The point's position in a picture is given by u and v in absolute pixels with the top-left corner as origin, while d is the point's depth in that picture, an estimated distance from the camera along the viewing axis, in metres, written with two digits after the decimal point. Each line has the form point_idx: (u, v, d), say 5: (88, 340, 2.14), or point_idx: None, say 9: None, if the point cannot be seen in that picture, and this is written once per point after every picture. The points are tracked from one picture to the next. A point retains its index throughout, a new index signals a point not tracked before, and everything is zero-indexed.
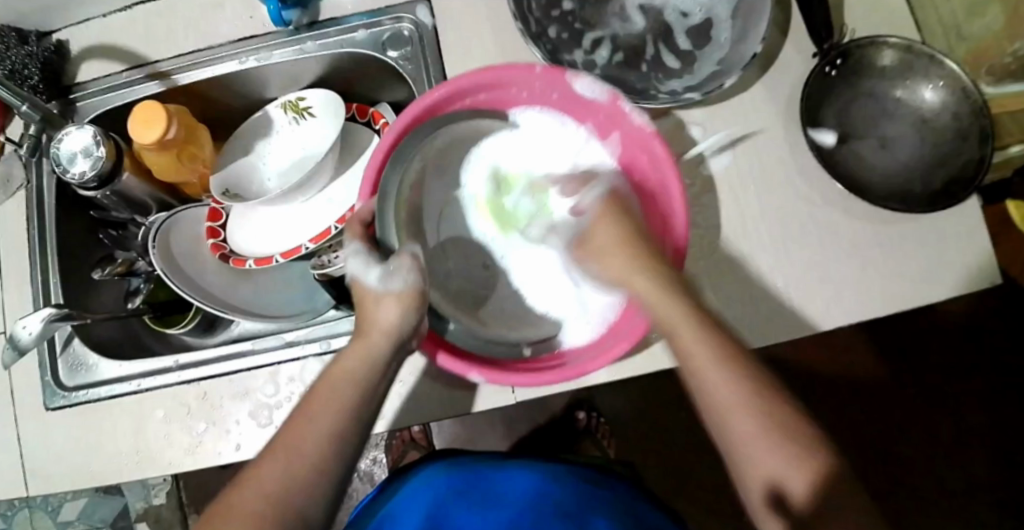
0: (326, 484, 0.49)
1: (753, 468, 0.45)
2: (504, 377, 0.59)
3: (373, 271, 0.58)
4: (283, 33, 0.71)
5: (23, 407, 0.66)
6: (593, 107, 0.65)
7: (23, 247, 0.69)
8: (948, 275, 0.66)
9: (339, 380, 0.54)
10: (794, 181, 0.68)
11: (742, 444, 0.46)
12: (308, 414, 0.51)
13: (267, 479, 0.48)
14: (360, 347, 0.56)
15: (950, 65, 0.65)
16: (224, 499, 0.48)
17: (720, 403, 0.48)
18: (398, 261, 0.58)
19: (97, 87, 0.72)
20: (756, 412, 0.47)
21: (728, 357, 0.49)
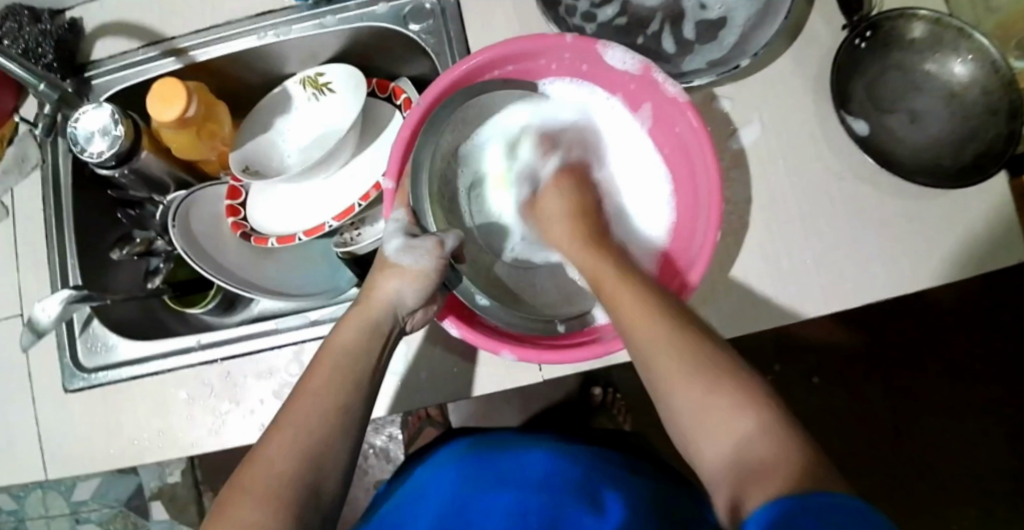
0: (332, 456, 0.49)
1: (709, 445, 0.45)
2: (530, 352, 0.58)
3: (396, 242, 0.59)
4: (302, 8, 0.70)
5: (40, 389, 0.65)
6: (625, 77, 0.65)
7: (39, 227, 0.68)
8: (988, 247, 0.63)
9: (338, 355, 0.54)
10: (824, 155, 0.67)
11: (704, 425, 0.45)
12: (308, 391, 0.51)
13: (274, 454, 0.48)
14: (358, 318, 0.56)
15: (979, 38, 0.64)
16: (236, 479, 0.48)
17: (664, 384, 0.48)
18: (423, 240, 0.59)
19: (112, 65, 0.71)
20: (712, 389, 0.46)
21: (681, 336, 0.49)
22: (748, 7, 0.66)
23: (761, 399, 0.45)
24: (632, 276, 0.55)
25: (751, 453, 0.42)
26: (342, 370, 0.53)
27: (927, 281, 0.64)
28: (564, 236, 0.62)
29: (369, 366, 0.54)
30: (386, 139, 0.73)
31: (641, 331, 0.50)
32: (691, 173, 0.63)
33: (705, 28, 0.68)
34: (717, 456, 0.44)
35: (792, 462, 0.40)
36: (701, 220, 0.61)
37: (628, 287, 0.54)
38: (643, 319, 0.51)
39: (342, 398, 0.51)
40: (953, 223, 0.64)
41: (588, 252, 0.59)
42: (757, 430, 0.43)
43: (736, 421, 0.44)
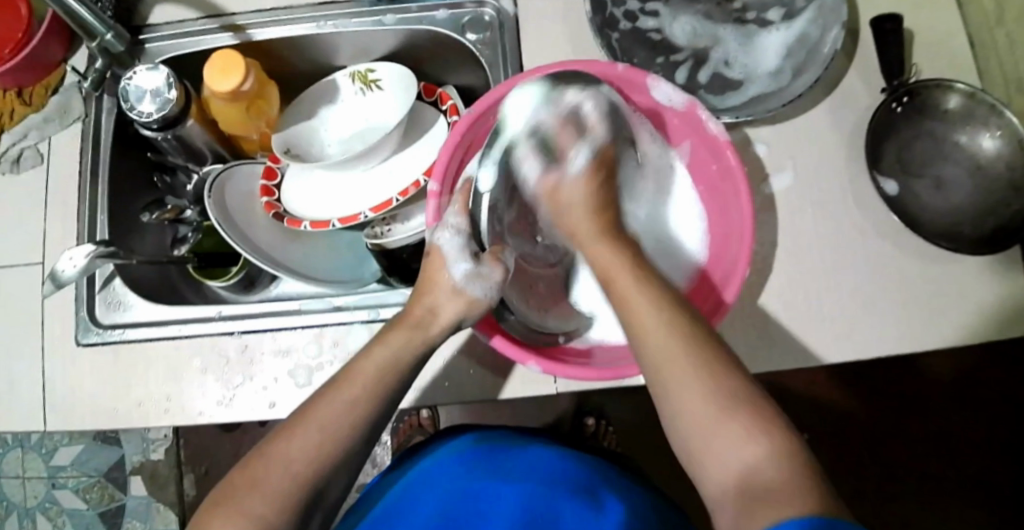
0: (345, 466, 0.48)
1: (715, 464, 0.44)
2: (562, 369, 0.57)
3: (461, 265, 0.59)
4: (365, 3, 0.71)
5: (51, 339, 0.64)
6: (670, 114, 0.66)
7: (72, 178, 0.68)
8: (999, 318, 0.64)
9: (382, 362, 0.52)
10: (852, 209, 0.68)
11: (714, 450, 0.44)
12: (341, 389, 0.50)
13: (293, 455, 0.47)
14: (408, 334, 0.55)
15: (1010, 116, 0.65)
16: (244, 468, 0.47)
17: (675, 396, 0.47)
18: (489, 269, 0.59)
19: (166, 31, 0.71)
20: (726, 413, 0.44)
21: (703, 347, 0.48)
22: (763, 85, 0.68)
23: (770, 424, 0.44)
24: (645, 276, 0.53)
25: (761, 481, 0.41)
26: (374, 382, 0.51)
27: (939, 343, 0.65)
28: (582, 223, 0.59)
29: (399, 383, 0.52)
30: (429, 141, 0.74)
31: (653, 344, 0.49)
32: (727, 216, 0.65)
33: (713, 79, 0.70)
34: (726, 482, 0.43)
35: (808, 493, 0.39)
36: (732, 252, 0.63)
37: (642, 289, 0.52)
38: (659, 330, 0.49)
39: (368, 408, 0.50)
40: (968, 289, 0.65)
41: (592, 232, 0.58)
42: (771, 459, 0.42)
43: (748, 445, 0.43)
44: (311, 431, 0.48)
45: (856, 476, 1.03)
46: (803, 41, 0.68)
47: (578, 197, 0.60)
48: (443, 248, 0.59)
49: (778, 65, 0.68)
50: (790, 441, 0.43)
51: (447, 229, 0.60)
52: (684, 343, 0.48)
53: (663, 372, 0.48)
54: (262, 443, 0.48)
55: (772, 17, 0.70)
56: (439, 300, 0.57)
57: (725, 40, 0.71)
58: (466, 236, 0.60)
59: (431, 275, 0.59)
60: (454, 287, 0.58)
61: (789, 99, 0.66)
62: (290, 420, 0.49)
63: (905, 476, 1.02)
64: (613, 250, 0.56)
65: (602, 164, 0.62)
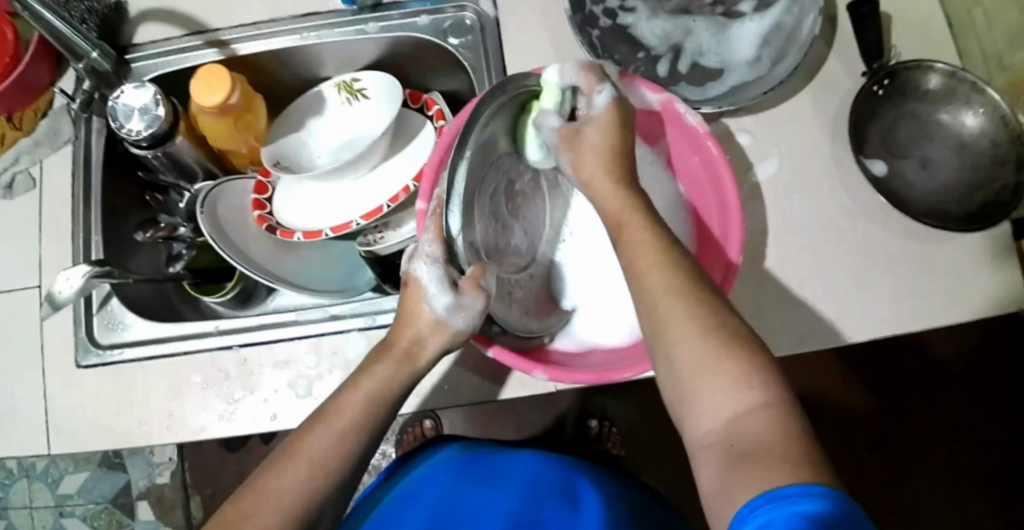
0: (336, 492, 0.50)
1: (702, 413, 0.43)
2: (567, 374, 0.56)
3: (442, 299, 0.54)
4: (345, 13, 0.72)
5: (53, 362, 0.65)
6: (647, 113, 0.66)
7: (65, 201, 0.68)
8: (988, 295, 0.65)
9: (368, 394, 0.53)
10: (839, 192, 0.68)
11: (706, 394, 0.43)
12: (327, 422, 0.51)
13: (286, 487, 0.48)
14: (395, 367, 0.54)
15: (992, 92, 0.66)
16: (234, 503, 0.48)
17: (669, 338, 0.46)
18: (471, 299, 0.53)
19: (149, 51, 0.72)
20: (716, 360, 0.43)
21: (695, 289, 0.47)
22: (744, 74, 0.69)
23: (763, 373, 0.43)
24: (659, 229, 0.51)
25: (748, 430, 0.40)
26: (364, 414, 0.52)
27: (932, 323, 0.65)
28: (602, 180, 0.55)
29: (388, 415, 0.54)
30: (417, 147, 0.75)
31: (660, 297, 0.47)
32: (710, 206, 0.65)
33: (693, 69, 0.71)
34: (713, 427, 0.42)
35: (794, 452, 0.38)
36: (721, 239, 0.63)
37: (651, 241, 0.50)
38: (663, 279, 0.48)
39: (358, 440, 0.51)
40: (955, 267, 0.66)
41: (611, 187, 0.54)
42: (760, 410, 0.41)
43: (738, 394, 0.42)
44: (300, 464, 0.49)
45: (859, 458, 1.03)
46: (780, 29, 0.69)
47: (597, 141, 0.56)
48: (423, 281, 0.55)
49: (756, 54, 0.69)
50: (780, 393, 0.42)
51: (423, 260, 0.55)
52: (688, 299, 0.46)
53: (658, 313, 0.47)
54: (252, 474, 0.49)
55: (743, 8, 0.71)
56: (421, 332, 0.55)
57: (698, 33, 0.72)
58: (445, 266, 0.54)
59: (411, 304, 0.56)
60: (436, 320, 0.55)
61: (771, 85, 0.67)
62: (281, 450, 0.50)
63: (905, 457, 1.03)
64: (617, 189, 0.54)
65: (622, 111, 0.56)
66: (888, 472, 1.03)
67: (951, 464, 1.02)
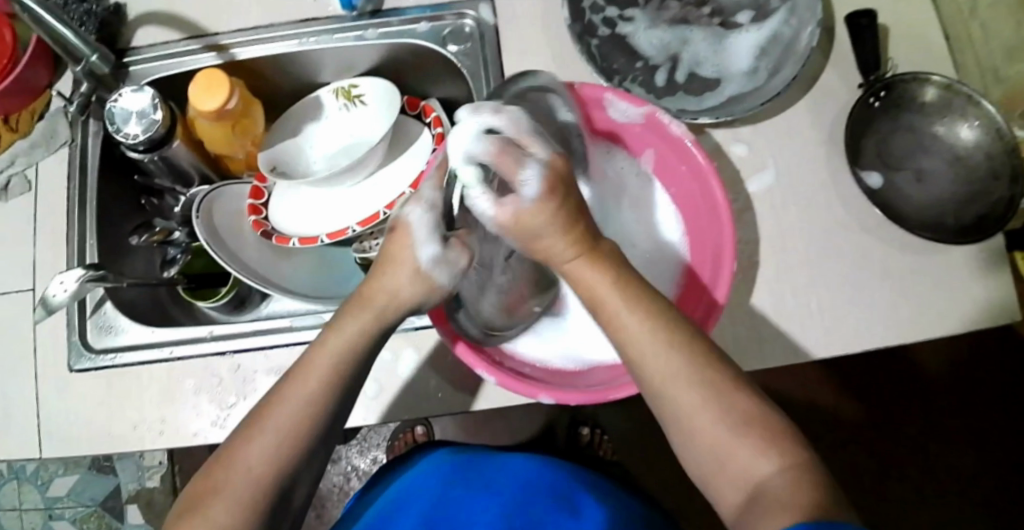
0: (306, 461, 0.50)
1: (728, 482, 0.46)
2: (569, 397, 0.57)
3: (429, 248, 0.51)
4: (344, 19, 0.72)
5: (45, 365, 0.65)
6: (628, 125, 0.67)
7: (59, 204, 0.68)
8: (981, 308, 0.65)
9: (338, 351, 0.50)
10: (834, 203, 0.68)
11: (725, 460, 0.46)
12: (294, 384, 0.50)
13: (252, 460, 0.48)
14: (366, 318, 0.51)
15: (987, 106, 0.66)
16: (209, 476, 0.48)
17: (682, 422, 0.47)
18: (458, 254, 0.52)
19: (147, 54, 0.72)
20: (733, 436, 0.46)
21: (694, 355, 0.47)
22: (742, 84, 0.69)
23: (778, 435, 0.46)
24: (640, 293, 0.49)
25: (772, 492, 0.43)
26: (330, 376, 0.50)
27: (926, 335, 0.65)
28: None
29: (359, 368, 0.51)
30: (414, 154, 0.74)
31: (661, 377, 0.47)
32: (704, 217, 0.64)
33: (691, 78, 0.71)
34: (739, 495, 0.45)
35: (818, 494, 0.42)
36: (713, 248, 0.63)
37: (638, 313, 0.48)
38: (658, 358, 0.47)
39: (325, 405, 0.50)
40: (950, 280, 0.66)
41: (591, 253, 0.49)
42: (780, 471, 0.44)
43: (759, 461, 0.45)
44: (268, 436, 0.48)
45: (852, 468, 1.03)
46: (778, 40, 0.69)
47: (570, 162, 0.57)
48: (412, 224, 0.52)
49: (753, 64, 0.69)
50: (797, 452, 0.45)
51: (419, 203, 0.52)
52: (684, 368, 0.47)
53: (662, 391, 0.48)
54: (222, 447, 0.49)
55: (740, 19, 0.71)
56: (400, 287, 0.51)
57: (695, 43, 0.72)
58: (439, 216, 0.52)
59: (394, 249, 0.51)
60: (418, 272, 0.51)
61: (769, 96, 0.67)
62: (250, 419, 0.50)
63: (898, 469, 1.03)
64: (598, 269, 0.49)
65: (566, 159, 0.51)
66: (883, 482, 1.03)
67: (944, 473, 1.02)
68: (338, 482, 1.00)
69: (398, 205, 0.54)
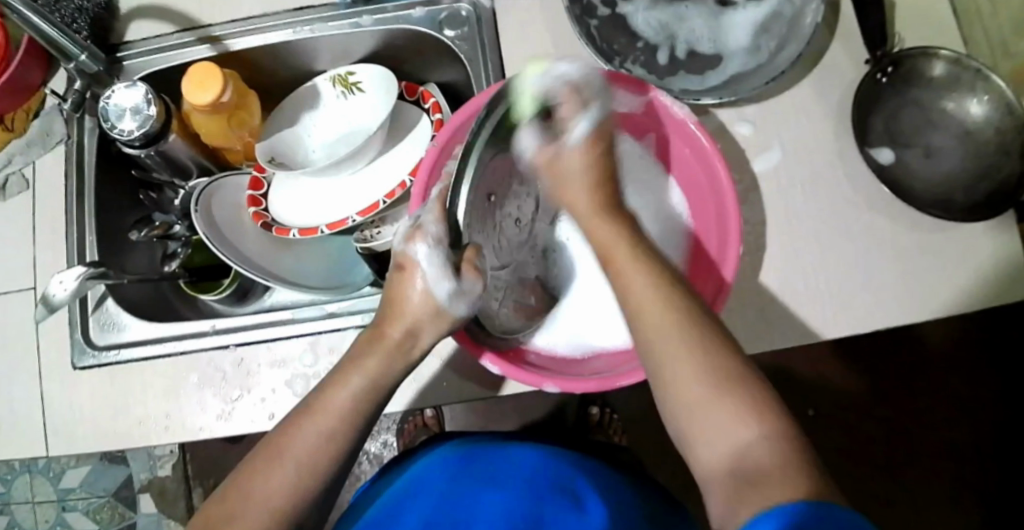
0: (324, 491, 0.49)
1: (707, 454, 0.44)
2: (578, 384, 0.57)
3: (443, 286, 0.54)
4: (339, 6, 0.71)
5: (49, 363, 0.65)
6: (630, 111, 0.66)
7: (59, 202, 0.68)
8: (991, 283, 0.64)
9: (355, 392, 0.51)
10: (841, 182, 0.67)
11: (705, 426, 0.44)
12: (308, 419, 0.49)
13: (271, 491, 0.47)
14: (379, 361, 0.53)
15: (997, 80, 0.65)
16: (222, 503, 0.47)
17: (671, 370, 0.46)
18: (471, 284, 0.54)
19: (140, 48, 0.71)
20: (717, 394, 0.44)
21: (682, 308, 0.48)
22: (744, 63, 0.68)
23: (768, 406, 0.43)
24: (649, 260, 0.52)
25: (752, 460, 0.41)
26: (349, 410, 0.50)
27: (935, 313, 0.64)
28: (580, 194, 0.58)
29: (377, 407, 0.52)
30: (414, 140, 0.74)
31: (653, 317, 0.48)
32: (710, 204, 0.63)
33: (692, 57, 0.69)
34: (717, 460, 0.43)
35: (796, 470, 0.39)
36: (720, 231, 0.62)
37: (647, 277, 0.50)
38: (654, 302, 0.49)
39: (344, 439, 0.49)
40: (959, 256, 0.65)
41: (604, 225, 0.55)
42: (761, 438, 0.42)
43: (740, 428, 0.43)
44: (288, 466, 0.47)
45: (861, 445, 1.03)
46: (782, 17, 0.67)
47: (579, 165, 0.59)
48: (420, 263, 0.54)
49: (754, 43, 0.68)
50: (784, 426, 0.43)
51: (424, 241, 0.54)
52: (677, 314, 0.48)
53: (653, 337, 0.48)
54: (235, 473, 0.48)
55: None
56: (417, 318, 0.54)
57: (691, 21, 0.70)
58: (446, 249, 0.54)
59: (403, 284, 0.55)
60: (435, 307, 0.54)
61: (772, 75, 0.66)
62: (264, 448, 0.49)
63: (907, 443, 1.03)
64: (616, 226, 0.55)
65: (604, 136, 0.60)
66: (890, 458, 1.03)
67: (953, 448, 1.02)
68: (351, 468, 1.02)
69: (399, 237, 0.56)
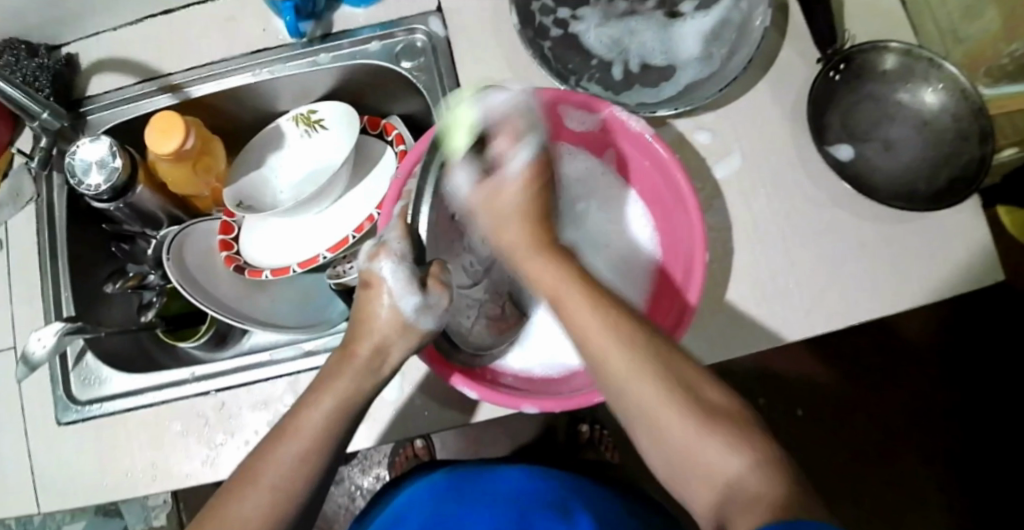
0: (299, 514, 0.50)
1: (697, 491, 0.45)
2: (555, 402, 0.57)
3: (410, 300, 0.53)
4: (296, 46, 0.72)
5: (34, 420, 0.65)
6: (588, 128, 0.67)
7: (34, 260, 0.69)
8: (959, 271, 0.64)
9: (327, 412, 0.51)
10: (804, 182, 0.68)
11: (696, 463, 0.45)
12: (281, 442, 0.50)
13: (247, 517, 0.47)
14: (347, 383, 0.53)
15: (949, 67, 0.66)
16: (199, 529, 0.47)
17: (644, 410, 0.46)
18: (437, 298, 0.55)
19: (104, 101, 0.72)
20: (700, 427, 0.45)
21: (655, 350, 0.47)
22: (697, 71, 0.69)
23: (749, 429, 0.45)
24: (597, 296, 0.49)
25: (745, 492, 0.42)
26: (321, 432, 0.50)
27: (906, 305, 0.65)
28: (519, 236, 0.53)
29: (350, 426, 0.52)
30: (381, 172, 0.75)
31: (616, 365, 0.47)
32: (672, 214, 0.65)
33: (646, 70, 0.70)
34: (710, 494, 0.44)
35: (793, 497, 0.41)
36: (684, 240, 0.63)
37: (602, 324, 0.48)
38: (616, 347, 0.47)
39: (318, 458, 0.50)
40: (925, 247, 0.65)
41: (548, 261, 0.52)
42: (754, 464, 0.43)
43: (730, 457, 0.44)
44: (263, 492, 0.48)
45: (857, 436, 1.03)
46: (730, 23, 0.68)
47: (514, 203, 0.54)
48: (385, 281, 0.54)
49: (705, 51, 0.69)
50: (766, 445, 0.44)
51: (389, 257, 0.54)
52: (638, 353, 0.47)
53: (623, 383, 0.47)
54: (210, 503, 0.49)
55: (683, 8, 0.71)
56: (386, 336, 0.54)
57: (642, 34, 0.71)
58: (411, 265, 0.54)
59: (368, 302, 0.54)
60: (402, 323, 0.54)
61: (725, 81, 0.66)
62: (239, 473, 0.49)
63: (901, 432, 1.03)
64: (554, 264, 0.51)
65: (543, 166, 0.56)
66: (887, 447, 1.03)
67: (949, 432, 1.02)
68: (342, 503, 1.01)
69: (364, 256, 0.56)
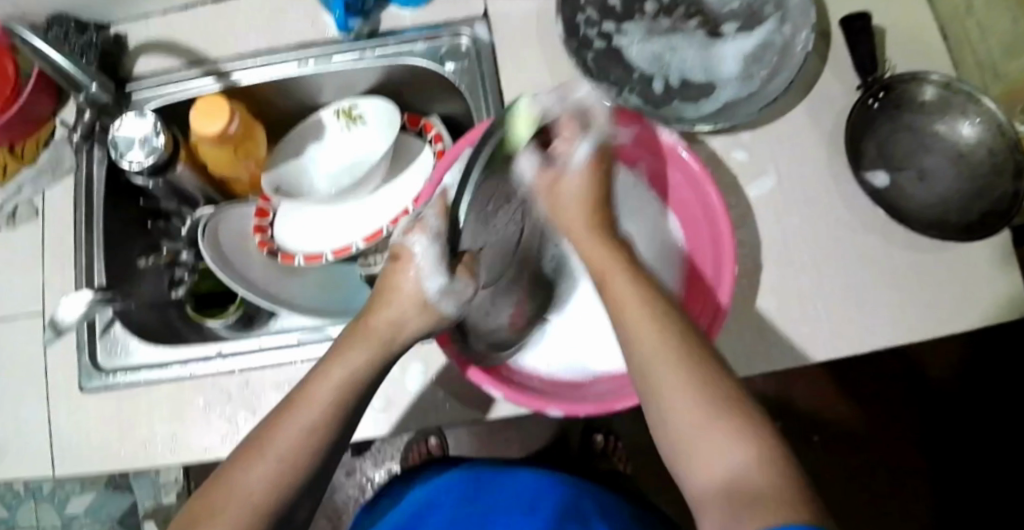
0: (303, 489, 0.49)
1: (699, 472, 0.45)
2: (579, 408, 0.56)
3: (435, 280, 0.58)
4: (344, 41, 0.73)
5: (55, 386, 0.66)
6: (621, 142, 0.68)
7: (68, 228, 0.70)
8: (989, 305, 0.64)
9: (338, 387, 0.51)
10: (837, 204, 0.68)
11: (699, 447, 0.45)
12: (291, 413, 0.50)
13: (251, 486, 0.47)
14: (361, 351, 0.53)
15: (988, 103, 0.66)
16: (202, 497, 0.48)
17: (652, 383, 0.48)
18: (462, 285, 0.59)
19: (153, 82, 0.74)
20: (705, 413, 0.46)
21: (678, 329, 0.50)
22: (736, 89, 0.69)
23: (759, 426, 0.45)
24: (642, 278, 0.54)
25: (743, 480, 0.42)
26: (332, 404, 0.50)
27: (935, 333, 0.64)
28: (597, 248, 0.58)
29: (358, 404, 0.52)
30: (417, 170, 0.76)
31: (643, 332, 0.50)
32: (705, 233, 0.64)
33: (685, 86, 0.71)
34: (709, 478, 0.44)
35: (791, 492, 0.40)
36: (714, 256, 0.63)
37: (639, 300, 0.52)
38: (647, 320, 0.51)
39: (326, 433, 0.50)
40: (955, 278, 0.65)
41: (596, 240, 0.59)
42: (755, 456, 0.43)
43: (732, 445, 0.44)
44: (269, 461, 0.48)
45: (871, 475, 1.02)
46: (772, 45, 0.69)
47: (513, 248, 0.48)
48: (415, 260, 0.58)
49: (745, 70, 0.70)
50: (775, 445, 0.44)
51: (424, 233, 0.59)
52: (664, 328, 0.50)
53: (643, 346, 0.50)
54: (216, 470, 0.49)
55: (725, 29, 0.72)
56: (404, 310, 0.56)
57: (683, 51, 0.73)
58: (445, 243, 0.59)
59: (395, 274, 0.58)
60: (422, 299, 0.57)
61: (765, 100, 0.67)
62: (248, 442, 0.49)
63: (915, 473, 1.02)
64: (613, 253, 0.57)
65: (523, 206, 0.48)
66: (900, 487, 1.01)
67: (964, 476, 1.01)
68: (352, 496, 1.00)
69: (399, 232, 0.61)
